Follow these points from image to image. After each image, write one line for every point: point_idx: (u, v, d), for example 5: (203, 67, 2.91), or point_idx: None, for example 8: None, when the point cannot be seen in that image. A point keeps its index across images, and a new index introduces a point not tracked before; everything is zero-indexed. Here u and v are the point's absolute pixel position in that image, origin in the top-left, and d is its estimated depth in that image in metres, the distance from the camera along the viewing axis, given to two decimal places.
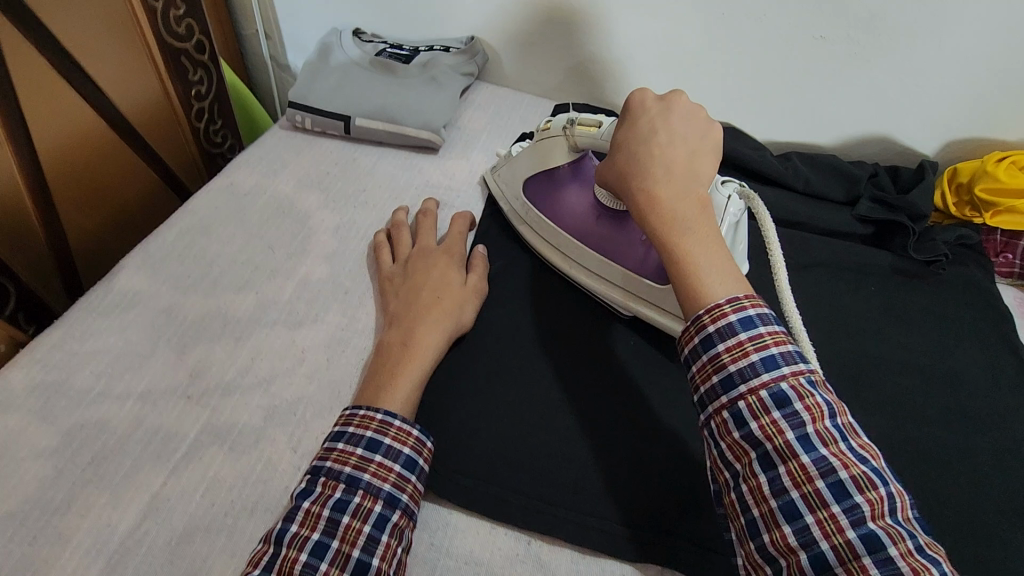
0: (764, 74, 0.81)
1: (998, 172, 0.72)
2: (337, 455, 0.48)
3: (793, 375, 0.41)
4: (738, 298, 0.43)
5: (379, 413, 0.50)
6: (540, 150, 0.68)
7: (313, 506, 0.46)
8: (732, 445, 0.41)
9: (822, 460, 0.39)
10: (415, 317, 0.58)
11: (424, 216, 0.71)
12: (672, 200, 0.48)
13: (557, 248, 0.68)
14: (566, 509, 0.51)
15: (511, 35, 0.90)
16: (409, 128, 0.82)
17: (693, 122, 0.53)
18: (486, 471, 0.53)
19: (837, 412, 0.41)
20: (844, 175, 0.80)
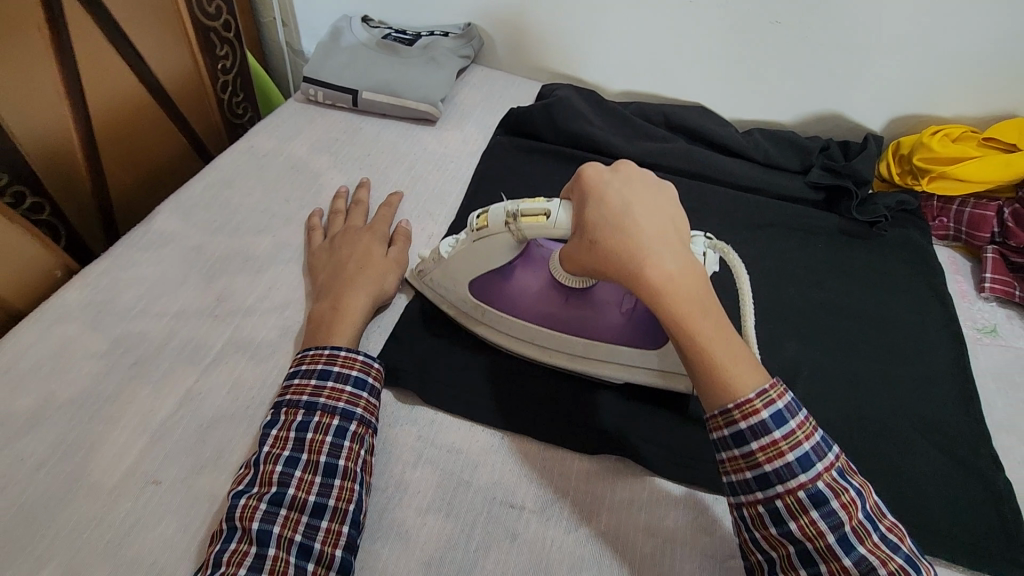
0: (727, 55, 0.90)
1: (932, 143, 0.82)
2: (295, 388, 0.55)
3: (826, 471, 0.47)
4: (766, 391, 0.47)
5: (326, 349, 0.57)
6: (482, 252, 0.61)
7: (279, 433, 0.53)
8: (770, 537, 0.48)
9: (861, 559, 0.45)
10: (342, 288, 0.64)
11: (357, 205, 0.77)
12: (686, 291, 0.48)
13: (532, 342, 0.64)
14: (535, 412, 0.61)
15: (504, 21, 1.00)
16: (409, 100, 0.92)
17: (652, 186, 0.53)
18: (468, 381, 0.63)
19: (868, 499, 0.47)
20: (798, 146, 0.90)
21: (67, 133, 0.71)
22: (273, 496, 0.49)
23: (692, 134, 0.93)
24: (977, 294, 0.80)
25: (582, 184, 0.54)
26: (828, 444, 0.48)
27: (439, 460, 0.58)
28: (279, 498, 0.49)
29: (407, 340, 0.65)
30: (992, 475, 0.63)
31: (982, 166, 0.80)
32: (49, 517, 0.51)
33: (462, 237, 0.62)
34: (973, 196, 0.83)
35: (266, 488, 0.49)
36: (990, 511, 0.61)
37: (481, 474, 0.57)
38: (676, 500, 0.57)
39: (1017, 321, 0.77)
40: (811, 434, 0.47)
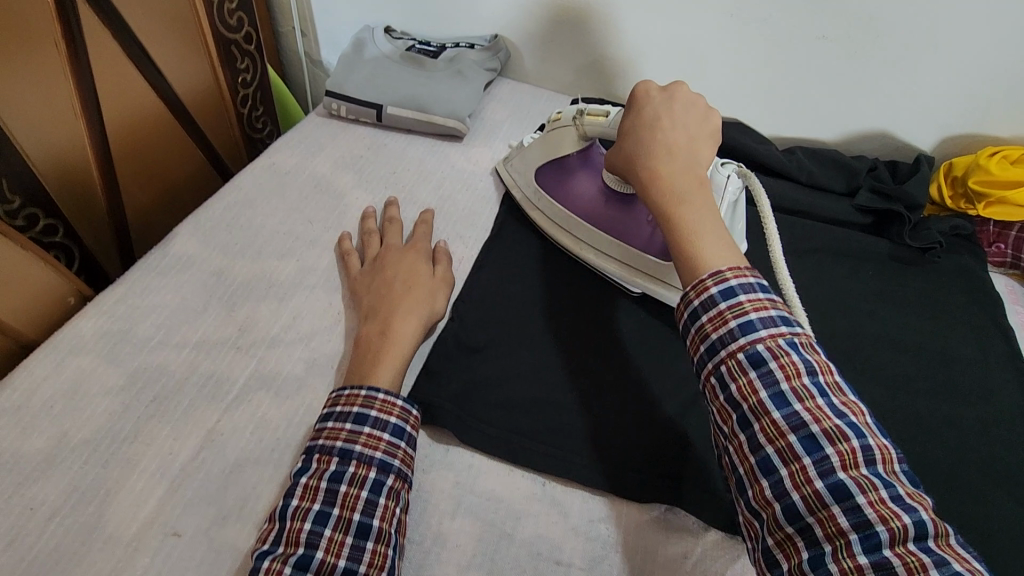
0: (768, 70, 0.87)
1: (990, 165, 0.77)
2: (329, 433, 0.51)
3: (770, 337, 0.44)
4: (720, 271, 0.47)
5: (363, 390, 0.53)
6: (551, 140, 0.75)
7: (310, 481, 0.49)
8: (721, 408, 0.45)
9: (793, 416, 0.42)
10: (388, 309, 0.61)
11: (391, 223, 0.73)
12: (672, 175, 0.54)
13: (568, 232, 0.74)
14: (580, 457, 0.57)
15: (533, 33, 0.96)
16: (436, 116, 0.88)
17: (693, 109, 0.59)
18: (507, 421, 0.59)
19: (818, 371, 0.43)
20: (843, 166, 0.85)
21: (83, 151, 0.68)
22: (298, 560, 0.45)
23: (731, 152, 0.89)
24: None
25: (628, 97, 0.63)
26: (782, 319, 0.45)
27: (478, 510, 0.54)
28: (304, 563, 0.45)
29: (442, 375, 0.61)
30: None
31: None
32: (63, 574, 0.47)
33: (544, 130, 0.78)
34: None
35: (293, 550, 0.45)
36: None
37: (523, 526, 0.53)
38: (736, 556, 0.53)
39: None
40: (762, 307, 0.45)
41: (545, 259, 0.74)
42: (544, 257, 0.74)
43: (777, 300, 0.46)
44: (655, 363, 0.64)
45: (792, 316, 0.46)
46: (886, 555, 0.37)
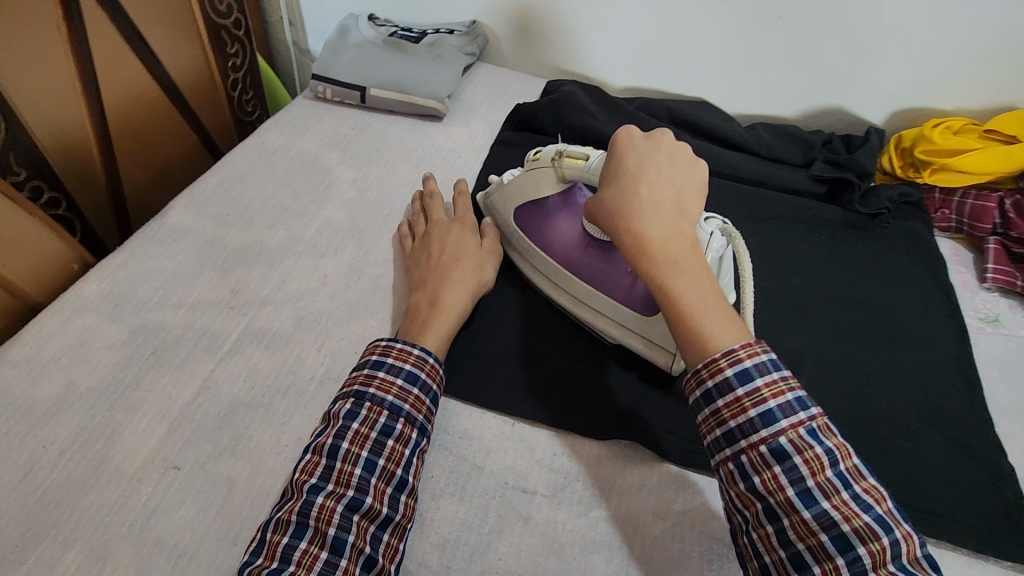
0: (729, 51, 0.92)
1: (934, 135, 0.83)
2: (380, 384, 0.56)
3: (791, 428, 0.47)
4: (732, 349, 0.49)
5: (415, 350, 0.58)
6: (529, 180, 0.71)
7: (361, 428, 0.53)
8: (741, 494, 0.49)
9: (823, 514, 0.45)
10: (438, 279, 0.66)
11: (432, 198, 0.77)
12: (660, 241, 0.53)
13: (548, 278, 0.70)
14: (545, 400, 0.62)
15: (509, 19, 1.01)
16: (416, 97, 0.93)
17: (677, 160, 0.58)
18: (479, 369, 0.64)
19: (840, 459, 0.47)
20: (799, 139, 0.91)
21: (84, 130, 0.73)
22: (349, 501, 0.50)
23: (696, 129, 0.94)
24: (979, 284, 0.81)
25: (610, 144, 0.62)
26: (799, 404, 0.48)
27: (451, 447, 0.59)
28: (355, 505, 0.50)
29: None
30: (997, 460, 0.64)
31: (983, 158, 0.81)
32: (75, 501, 0.52)
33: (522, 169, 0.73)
34: (976, 188, 0.84)
35: (344, 491, 0.50)
36: (996, 496, 0.61)
37: (493, 459, 0.58)
38: (685, 483, 0.58)
39: (1019, 311, 0.78)
40: (779, 393, 0.48)
41: None
42: None
43: (790, 379, 0.49)
44: None
45: (808, 397, 0.49)
46: None
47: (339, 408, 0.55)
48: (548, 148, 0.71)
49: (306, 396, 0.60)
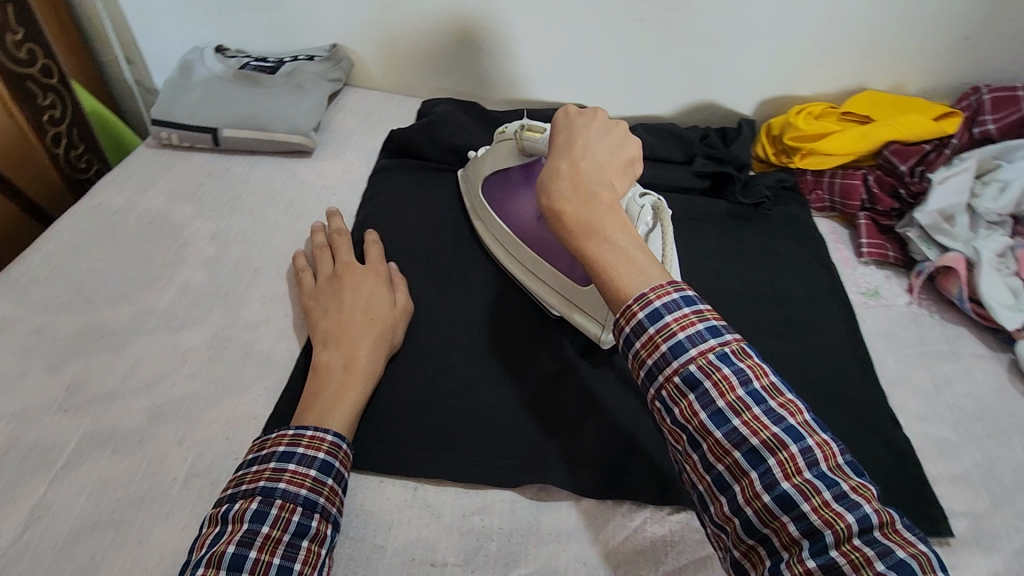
0: (600, 54, 0.91)
1: (797, 121, 0.86)
2: (292, 477, 0.48)
3: (700, 355, 0.41)
4: (642, 294, 0.43)
5: (330, 435, 0.51)
6: (495, 152, 0.76)
7: (273, 531, 0.45)
8: (669, 430, 0.43)
9: (732, 432, 0.40)
10: (352, 335, 0.60)
11: (340, 236, 0.72)
12: (575, 206, 0.49)
13: (502, 245, 0.74)
14: (449, 454, 0.57)
15: (373, 40, 0.96)
16: (278, 133, 0.85)
17: (607, 136, 0.56)
18: (373, 432, 0.58)
19: (753, 376, 0.41)
20: (677, 137, 0.92)
21: None
22: None
23: None
24: (857, 260, 0.84)
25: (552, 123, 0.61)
26: (710, 330, 0.42)
27: (349, 530, 0.52)
28: None
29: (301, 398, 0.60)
30: (896, 434, 0.66)
31: (846, 140, 0.83)
32: None
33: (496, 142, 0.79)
34: (843, 166, 0.87)
35: None
36: (899, 471, 0.63)
37: (396, 535, 0.53)
38: (606, 520, 0.55)
39: (895, 281, 0.82)
40: (688, 324, 0.42)
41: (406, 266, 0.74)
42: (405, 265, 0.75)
43: (704, 308, 0.43)
44: (517, 351, 0.66)
45: (721, 321, 0.43)
46: (835, 558, 0.36)
47: (241, 510, 0.45)
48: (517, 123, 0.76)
49: (166, 502, 0.52)
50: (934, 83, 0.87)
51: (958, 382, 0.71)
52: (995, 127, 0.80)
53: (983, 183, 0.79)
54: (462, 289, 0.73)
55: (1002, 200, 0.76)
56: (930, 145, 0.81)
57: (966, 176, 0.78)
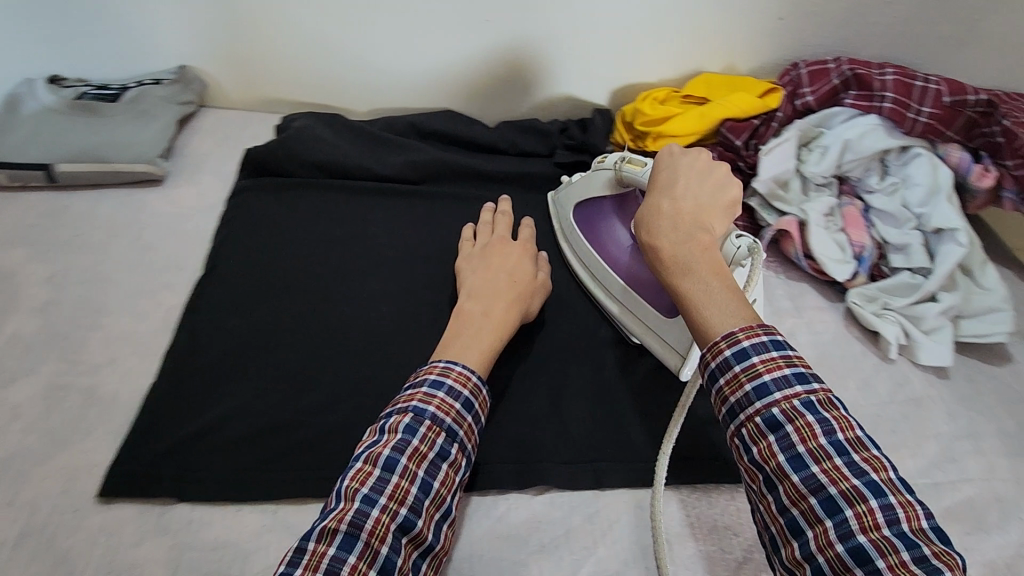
0: (454, 58, 0.93)
1: (644, 108, 0.91)
2: (440, 405, 0.56)
3: (784, 400, 0.48)
4: (732, 333, 0.51)
5: (473, 377, 0.59)
6: (589, 178, 0.79)
7: (420, 446, 0.54)
8: (747, 468, 0.50)
9: (810, 478, 0.45)
10: (492, 296, 0.69)
11: (501, 216, 0.81)
12: (675, 249, 0.58)
13: (587, 268, 0.79)
14: (306, 469, 0.58)
15: (222, 58, 0.93)
16: (119, 163, 0.82)
17: (703, 178, 0.64)
18: (224, 461, 0.58)
19: (837, 428, 0.46)
20: (538, 131, 0.95)
21: None
22: (403, 520, 0.50)
23: (444, 138, 0.95)
24: None
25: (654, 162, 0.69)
26: (796, 377, 0.49)
27: (200, 565, 0.53)
28: (408, 525, 0.51)
29: (148, 436, 0.59)
30: None
31: (687, 120, 0.88)
32: None
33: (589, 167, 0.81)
34: (690, 146, 0.91)
35: (398, 507, 0.51)
36: None
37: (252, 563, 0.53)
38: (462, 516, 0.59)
39: None
40: (775, 367, 0.49)
41: (265, 288, 0.74)
42: (265, 287, 0.74)
43: (791, 356, 0.50)
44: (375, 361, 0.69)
45: (808, 371, 0.49)
46: None
47: (396, 423, 0.55)
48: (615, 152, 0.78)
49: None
50: (760, 63, 0.94)
51: (800, 334, 0.78)
52: (812, 97, 0.86)
53: (809, 149, 0.86)
54: (325, 305, 0.73)
55: (822, 163, 0.83)
56: (759, 120, 0.88)
57: (789, 146, 0.84)
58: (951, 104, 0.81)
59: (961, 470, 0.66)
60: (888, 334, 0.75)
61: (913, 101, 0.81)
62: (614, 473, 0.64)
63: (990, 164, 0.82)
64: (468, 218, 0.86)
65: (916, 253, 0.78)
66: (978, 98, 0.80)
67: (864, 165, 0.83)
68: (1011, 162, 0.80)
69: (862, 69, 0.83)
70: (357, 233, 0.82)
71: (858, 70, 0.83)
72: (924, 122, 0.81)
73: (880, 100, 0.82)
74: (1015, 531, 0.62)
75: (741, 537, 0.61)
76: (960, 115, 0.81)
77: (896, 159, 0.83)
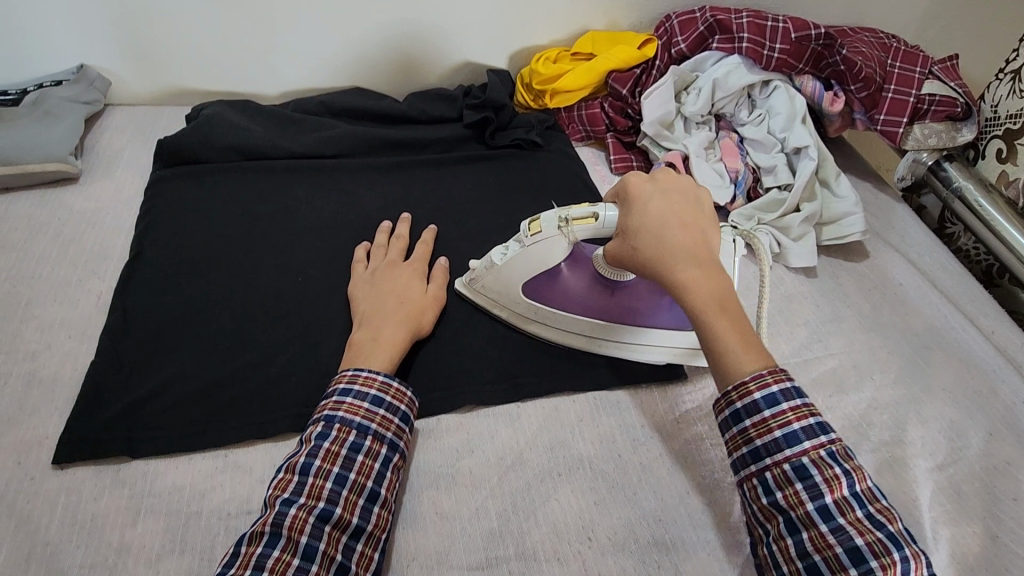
0: (356, 36, 0.97)
1: (538, 68, 0.98)
2: (349, 407, 0.60)
3: (813, 449, 0.54)
4: (762, 376, 0.56)
5: (380, 375, 0.62)
6: (533, 255, 0.69)
7: (332, 446, 0.57)
8: (763, 508, 0.55)
9: (839, 529, 0.51)
10: (379, 320, 0.68)
11: (398, 239, 0.80)
12: (703, 289, 0.58)
13: (578, 331, 0.73)
14: (251, 417, 0.64)
15: (123, 55, 0.94)
16: (29, 164, 0.83)
17: (692, 206, 0.64)
18: (170, 419, 0.62)
19: (857, 480, 0.53)
20: (444, 97, 1.01)
21: None
22: (321, 511, 0.54)
23: (358, 114, 0.99)
24: (613, 174, 0.96)
25: (622, 187, 0.65)
26: (819, 427, 0.55)
27: (163, 505, 0.57)
28: (326, 515, 0.54)
29: (94, 407, 0.62)
30: None
31: (576, 76, 0.96)
32: None
33: (517, 239, 0.71)
34: (585, 99, 0.99)
35: (315, 502, 0.54)
36: None
37: (212, 498, 0.58)
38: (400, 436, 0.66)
39: None
40: (803, 416, 0.55)
41: (194, 265, 0.77)
42: (194, 264, 0.77)
43: (812, 407, 0.56)
44: (310, 315, 0.73)
45: (828, 423, 0.56)
46: None
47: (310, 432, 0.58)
48: (540, 213, 0.69)
49: None
50: (639, 18, 1.03)
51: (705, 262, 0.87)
52: (684, 45, 0.95)
53: (687, 92, 0.96)
54: (255, 275, 0.77)
55: (698, 102, 0.93)
56: (639, 69, 0.97)
57: (668, 89, 0.93)
58: (798, 40, 0.92)
59: (826, 347, 0.78)
60: (763, 245, 0.85)
61: (767, 40, 0.91)
62: (535, 384, 0.70)
63: (838, 91, 0.94)
64: (386, 185, 0.91)
65: (782, 172, 0.89)
66: (819, 32, 0.92)
67: (734, 101, 0.94)
68: (855, 86, 0.92)
69: (722, 15, 0.92)
70: (279, 209, 0.86)
71: (718, 16, 0.92)
72: (778, 57, 0.92)
73: (739, 41, 0.92)
74: (870, 388, 0.74)
75: (645, 422, 0.68)
76: (808, 49, 0.93)
77: (760, 94, 0.94)
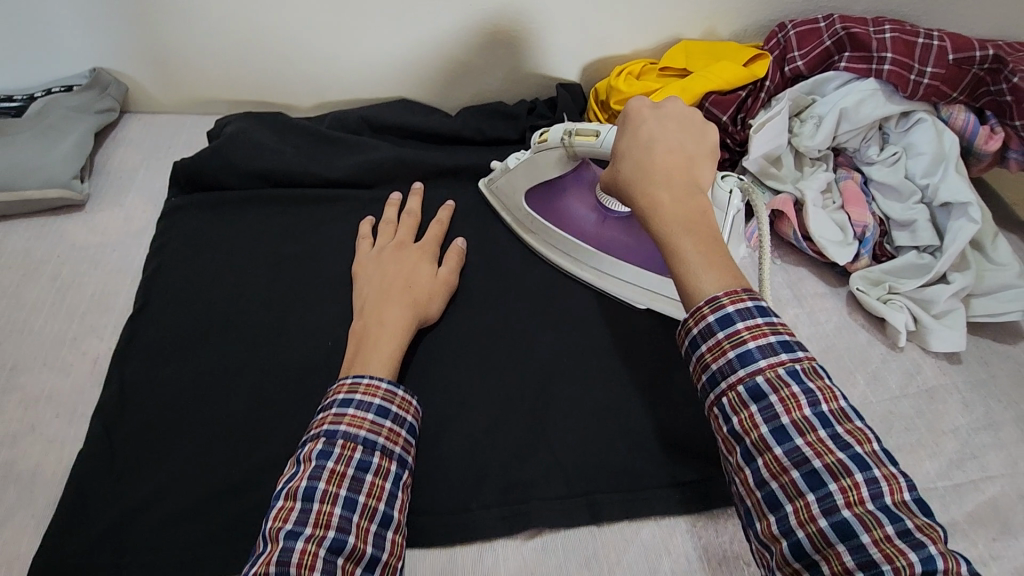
0: (403, 42, 0.83)
1: (619, 84, 0.82)
2: (351, 420, 0.52)
3: (770, 367, 0.44)
4: (716, 298, 0.46)
5: (384, 383, 0.55)
6: (538, 162, 0.69)
7: (336, 466, 0.50)
8: (724, 438, 0.46)
9: (795, 451, 0.42)
10: (385, 304, 0.63)
11: (410, 217, 0.74)
12: (666, 203, 0.51)
13: (565, 253, 0.73)
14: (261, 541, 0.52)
15: (139, 59, 0.82)
16: (29, 191, 0.72)
17: (688, 124, 0.56)
18: (165, 538, 0.52)
19: (822, 399, 0.44)
20: (505, 114, 0.86)
21: None
22: (332, 543, 0.46)
23: (405, 132, 0.85)
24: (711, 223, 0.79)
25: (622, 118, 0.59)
26: (782, 345, 0.45)
27: None
28: (338, 547, 0.47)
29: (86, 518, 0.52)
30: None
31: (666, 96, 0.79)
32: None
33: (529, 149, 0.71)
34: None
35: (325, 533, 0.47)
36: None
37: None
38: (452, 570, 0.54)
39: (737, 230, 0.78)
40: (761, 334, 0.45)
41: (206, 321, 0.65)
42: (205, 320, 0.65)
43: (777, 323, 0.46)
44: None
45: (794, 339, 0.46)
46: None
47: (309, 450, 0.51)
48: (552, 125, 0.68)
49: None
50: (742, 25, 0.85)
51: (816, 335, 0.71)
52: (803, 62, 0.78)
53: (801, 120, 0.78)
54: (278, 340, 0.64)
55: (818, 135, 0.76)
56: (745, 91, 0.79)
57: (780, 118, 0.76)
58: (956, 62, 0.74)
59: (982, 467, 0.61)
60: (898, 323, 0.68)
61: (915, 61, 0.74)
62: (613, 504, 0.57)
63: (996, 125, 0.75)
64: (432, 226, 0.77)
65: (923, 230, 0.71)
66: (986, 53, 0.73)
67: (862, 135, 0.76)
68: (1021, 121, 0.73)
69: (857, 27, 0.75)
70: (308, 251, 0.72)
71: (852, 29, 0.75)
72: (927, 83, 0.74)
73: (878, 62, 0.74)
74: None
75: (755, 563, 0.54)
76: (966, 74, 0.74)
77: (896, 126, 0.76)
